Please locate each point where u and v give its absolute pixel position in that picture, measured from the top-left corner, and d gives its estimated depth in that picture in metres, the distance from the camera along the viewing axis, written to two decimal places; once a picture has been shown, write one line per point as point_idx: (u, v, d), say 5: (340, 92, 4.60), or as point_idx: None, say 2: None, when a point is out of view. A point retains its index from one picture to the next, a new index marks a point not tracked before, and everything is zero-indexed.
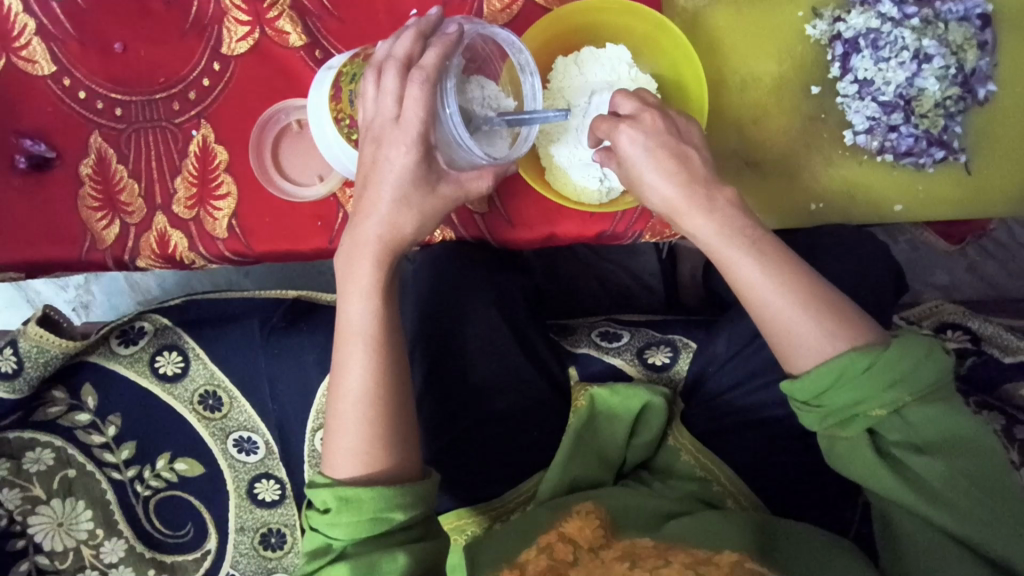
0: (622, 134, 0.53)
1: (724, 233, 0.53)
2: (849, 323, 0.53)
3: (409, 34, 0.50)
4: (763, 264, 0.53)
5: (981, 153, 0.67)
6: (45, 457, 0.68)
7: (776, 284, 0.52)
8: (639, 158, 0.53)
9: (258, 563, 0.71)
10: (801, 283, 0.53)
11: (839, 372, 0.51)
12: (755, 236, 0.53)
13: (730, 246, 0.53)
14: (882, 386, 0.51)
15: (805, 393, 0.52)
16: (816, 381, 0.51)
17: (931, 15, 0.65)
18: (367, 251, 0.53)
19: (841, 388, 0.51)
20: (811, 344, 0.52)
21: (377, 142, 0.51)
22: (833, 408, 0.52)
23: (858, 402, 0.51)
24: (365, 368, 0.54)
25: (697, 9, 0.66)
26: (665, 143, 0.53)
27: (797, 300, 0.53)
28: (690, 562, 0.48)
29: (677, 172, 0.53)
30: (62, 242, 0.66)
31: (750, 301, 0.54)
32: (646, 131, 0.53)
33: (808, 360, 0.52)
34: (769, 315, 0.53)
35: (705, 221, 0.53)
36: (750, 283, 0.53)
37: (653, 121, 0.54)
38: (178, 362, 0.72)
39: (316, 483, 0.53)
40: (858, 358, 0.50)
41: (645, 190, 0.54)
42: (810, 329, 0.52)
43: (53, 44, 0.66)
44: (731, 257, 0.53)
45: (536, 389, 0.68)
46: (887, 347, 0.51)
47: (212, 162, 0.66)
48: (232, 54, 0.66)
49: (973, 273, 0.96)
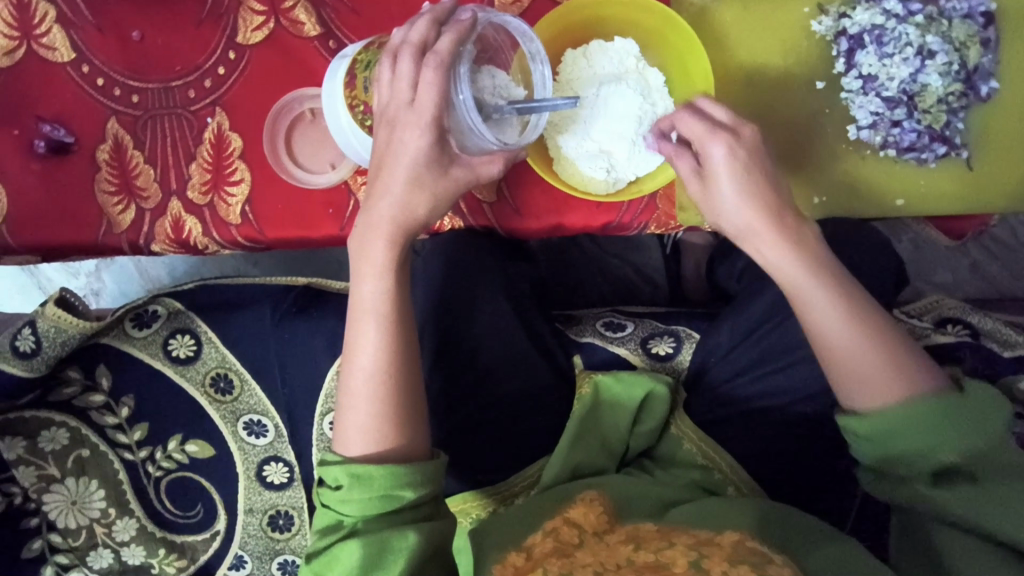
0: (718, 146, 0.54)
1: (808, 267, 0.55)
2: (918, 369, 0.54)
3: (423, 21, 0.51)
4: (839, 300, 0.55)
5: (982, 150, 0.68)
6: (59, 437, 0.70)
7: (851, 320, 0.54)
8: (727, 183, 0.55)
9: (266, 545, 0.73)
10: (876, 325, 0.55)
11: (915, 413, 0.52)
12: (833, 275, 0.56)
13: (811, 278, 0.55)
14: (954, 434, 0.51)
15: (870, 429, 0.53)
16: (887, 420, 0.52)
17: (935, 12, 0.66)
18: (381, 231, 0.55)
19: (911, 434, 0.52)
20: (878, 382, 0.54)
21: (392, 125, 0.52)
22: (899, 451, 0.52)
23: (926, 445, 0.51)
24: (378, 346, 0.55)
25: (705, 4, 0.67)
26: (756, 165, 0.55)
27: (872, 340, 0.54)
28: (693, 543, 0.50)
29: (766, 201, 0.55)
30: (80, 226, 0.68)
31: (820, 335, 0.56)
32: (744, 149, 0.55)
33: (877, 399, 0.54)
34: (841, 353, 0.54)
35: (790, 252, 0.55)
36: (824, 317, 0.55)
37: (753, 138, 0.55)
38: (191, 345, 0.73)
39: (327, 461, 0.55)
40: (935, 402, 0.52)
41: (724, 212, 0.56)
42: (883, 370, 0.54)
43: (72, 32, 0.67)
44: (811, 292, 0.55)
45: (542, 375, 0.69)
46: (964, 395, 0.52)
47: (226, 149, 0.68)
48: (247, 44, 0.67)
49: (976, 272, 0.97)
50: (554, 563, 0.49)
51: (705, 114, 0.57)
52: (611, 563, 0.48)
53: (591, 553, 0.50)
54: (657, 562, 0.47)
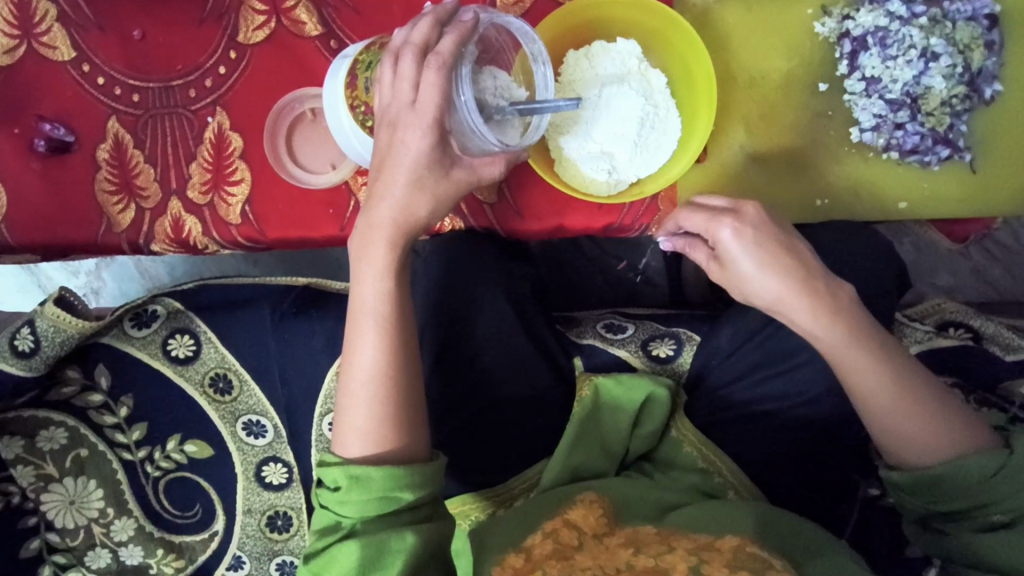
0: (726, 228, 0.54)
1: (846, 336, 0.54)
2: (964, 425, 0.54)
3: (425, 22, 0.51)
4: (882, 366, 0.54)
5: (985, 152, 0.68)
6: (58, 436, 0.69)
7: (895, 386, 0.54)
8: (746, 263, 0.54)
9: (265, 545, 0.72)
10: (919, 382, 0.55)
11: (961, 473, 0.53)
12: (874, 340, 0.55)
13: (852, 349, 0.54)
14: (1002, 492, 0.52)
15: (916, 487, 0.54)
16: (932, 479, 0.53)
17: (939, 14, 0.65)
18: (382, 232, 0.54)
19: (959, 492, 0.53)
20: (926, 444, 0.54)
21: (393, 126, 0.52)
22: (947, 506, 0.54)
23: (971, 502, 0.53)
24: (378, 348, 0.55)
25: (707, 5, 0.67)
26: (771, 239, 0.54)
27: (916, 401, 0.54)
28: (693, 547, 0.49)
29: (794, 273, 0.53)
30: (80, 225, 0.68)
31: (865, 402, 0.55)
32: (753, 225, 0.54)
33: (919, 457, 0.55)
34: (883, 416, 0.55)
35: (828, 322, 0.54)
36: (869, 385, 0.55)
37: (756, 213, 0.54)
38: (190, 345, 0.73)
39: (326, 462, 0.55)
40: (982, 463, 0.52)
41: (750, 286, 0.55)
42: (928, 430, 0.54)
43: (73, 30, 0.67)
44: (852, 359, 0.54)
45: (543, 376, 0.69)
46: (1013, 452, 0.52)
47: (226, 149, 0.67)
48: (248, 43, 0.67)
49: (977, 275, 0.97)
50: (554, 565, 0.49)
51: (700, 201, 0.56)
52: (611, 566, 0.48)
53: (591, 556, 0.50)
54: (657, 567, 0.47)
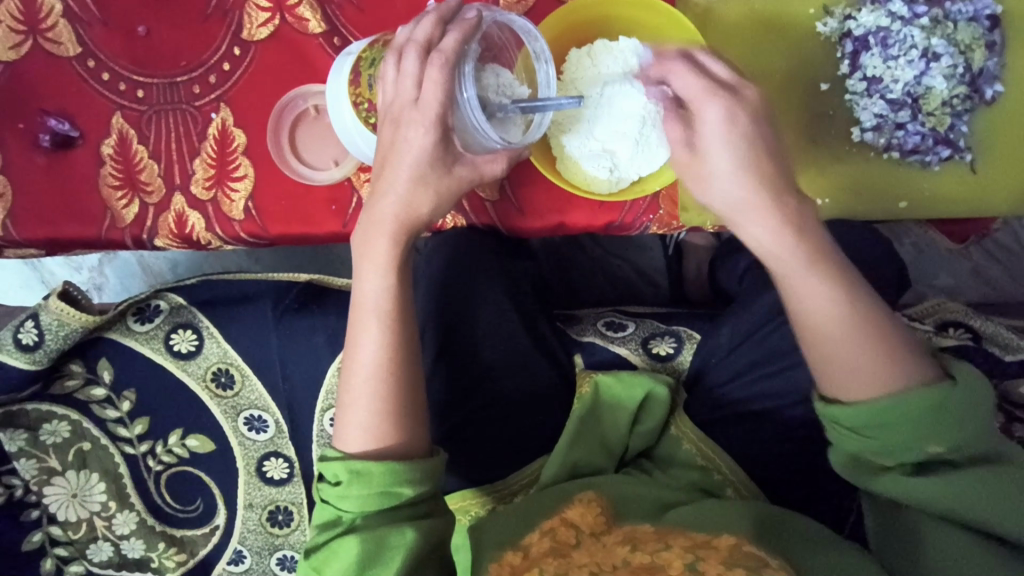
0: (715, 104, 0.51)
1: (804, 250, 0.52)
2: (910, 362, 0.52)
3: (428, 20, 0.52)
4: (833, 287, 0.53)
5: (986, 152, 0.68)
6: (61, 430, 0.70)
7: (844, 308, 0.52)
8: (719, 156, 0.51)
9: (266, 540, 0.73)
10: (868, 313, 0.53)
11: (900, 402, 0.50)
12: (831, 262, 0.53)
13: (805, 263, 0.52)
14: (942, 428, 0.50)
15: (855, 416, 0.52)
16: (873, 409, 0.51)
17: (941, 14, 0.65)
18: (384, 229, 0.55)
19: (899, 425, 0.51)
20: (867, 372, 0.52)
21: (396, 123, 0.52)
22: (885, 440, 0.51)
23: (914, 438, 0.51)
24: (380, 343, 0.55)
25: (710, 4, 0.67)
26: (754, 131, 0.51)
27: (863, 330, 0.52)
28: (689, 546, 0.49)
29: (761, 174, 0.51)
30: (83, 220, 0.68)
31: (810, 323, 0.53)
32: (743, 109, 0.51)
33: (859, 386, 0.52)
34: (829, 342, 0.53)
35: (784, 232, 0.52)
36: (816, 304, 0.53)
37: (753, 99, 0.51)
38: (193, 340, 0.73)
39: (327, 456, 0.55)
40: (925, 393, 0.50)
41: (711, 180, 0.52)
42: (871, 359, 0.52)
43: (78, 26, 0.68)
44: (800, 278, 0.53)
45: (543, 374, 0.69)
46: (957, 385, 0.50)
47: (229, 145, 0.68)
48: (252, 40, 0.68)
49: (977, 276, 0.97)
50: (551, 563, 0.49)
51: (700, 65, 0.52)
52: (608, 563, 0.48)
53: (588, 553, 0.50)
54: (653, 564, 0.47)
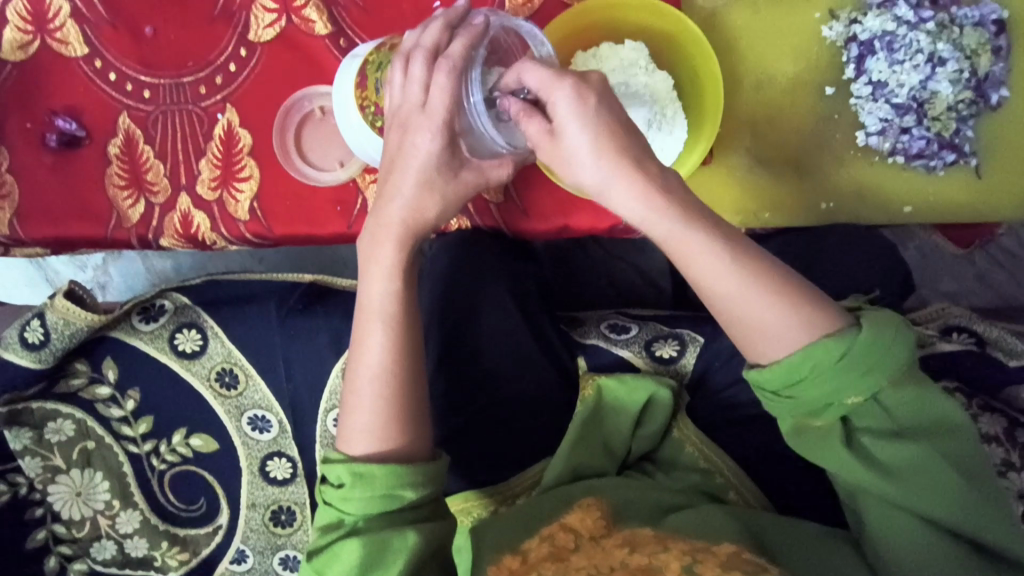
0: (565, 91, 0.47)
1: (680, 214, 0.48)
2: (816, 308, 0.48)
3: (436, 25, 0.52)
4: (721, 249, 0.48)
5: (992, 157, 0.67)
6: (66, 429, 0.71)
7: (735, 270, 0.48)
8: (575, 132, 0.48)
9: (268, 540, 0.73)
10: (768, 264, 0.48)
11: (811, 359, 0.46)
12: (713, 222, 0.49)
13: (687, 232, 0.48)
14: (857, 374, 0.46)
15: (777, 383, 0.47)
16: (787, 370, 0.47)
17: (947, 19, 0.65)
18: (390, 233, 0.54)
19: (817, 380, 0.46)
20: (776, 331, 0.47)
21: (404, 128, 0.53)
22: (809, 400, 0.47)
23: (836, 392, 0.47)
24: (383, 346, 0.55)
25: (715, 8, 0.68)
26: (610, 109, 0.48)
27: (763, 284, 0.48)
28: (688, 549, 0.49)
29: (620, 144, 0.48)
30: (90, 219, 0.69)
31: (709, 293, 0.49)
32: (594, 96, 0.48)
33: (772, 347, 0.48)
34: (733, 304, 0.48)
35: (663, 198, 0.48)
36: (708, 273, 0.48)
37: (601, 83, 0.49)
38: (197, 339, 0.73)
39: (331, 458, 0.55)
40: (833, 345, 0.46)
41: (574, 160, 0.49)
42: (779, 314, 0.47)
43: (86, 27, 0.68)
44: (692, 243, 0.48)
45: (548, 376, 0.69)
46: (861, 329, 0.46)
47: (235, 146, 0.68)
48: (259, 41, 0.68)
49: (982, 281, 0.96)
50: (549, 567, 0.50)
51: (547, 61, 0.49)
52: (606, 565, 0.48)
53: (586, 557, 0.50)
54: (650, 565, 0.47)
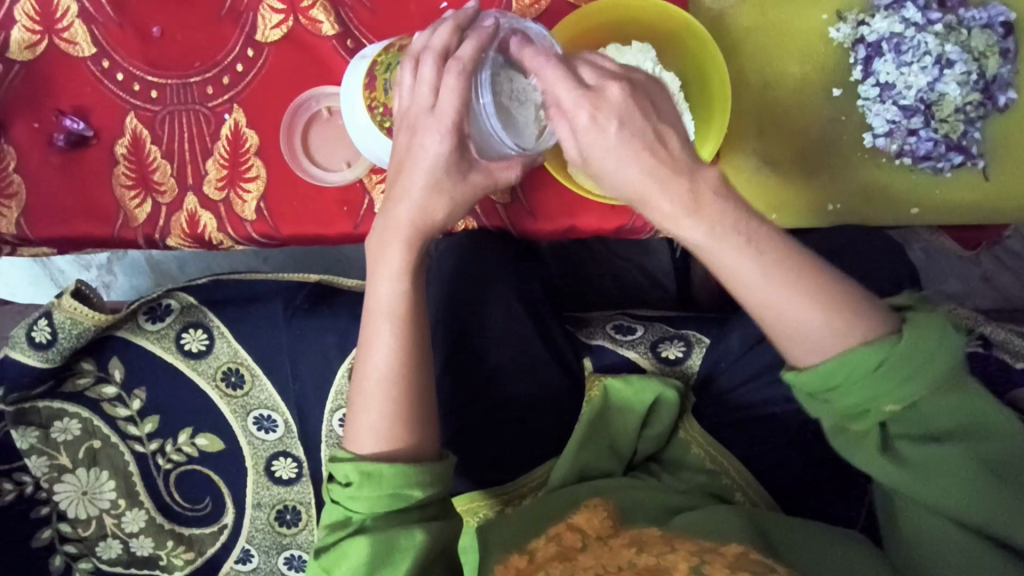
0: (586, 114, 0.46)
1: (716, 226, 0.46)
2: (854, 310, 0.48)
3: (446, 27, 0.52)
4: (759, 261, 0.47)
5: (1000, 158, 0.67)
6: (72, 428, 0.71)
7: (774, 280, 0.47)
8: (604, 156, 0.47)
9: (273, 539, 0.73)
10: (802, 270, 0.47)
11: (848, 368, 0.46)
12: (751, 230, 0.47)
13: (723, 245, 0.47)
14: (895, 382, 0.46)
15: (815, 388, 0.48)
16: (827, 377, 0.47)
17: (955, 21, 0.65)
18: (400, 234, 0.55)
19: (856, 387, 0.47)
20: (814, 337, 0.47)
21: (412, 130, 0.53)
22: (848, 404, 0.48)
23: (873, 399, 0.47)
24: (391, 346, 0.55)
25: (722, 9, 0.68)
26: (639, 124, 0.47)
27: (800, 290, 0.47)
28: (696, 549, 0.49)
29: (651, 159, 0.46)
30: (97, 219, 0.69)
31: (747, 300, 0.48)
32: (615, 113, 0.46)
33: (808, 351, 0.48)
34: (770, 311, 0.48)
35: (698, 210, 0.46)
36: (746, 282, 0.47)
37: (621, 95, 0.47)
38: (203, 339, 0.73)
39: (338, 457, 0.55)
40: (870, 353, 0.46)
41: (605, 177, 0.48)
42: (813, 322, 0.47)
43: (94, 27, 0.68)
44: (725, 258, 0.47)
45: (553, 377, 0.69)
46: (902, 337, 0.47)
47: (242, 146, 0.68)
48: (266, 42, 0.68)
49: (987, 282, 0.96)
50: (556, 566, 0.49)
51: (569, 71, 0.47)
52: (613, 565, 0.48)
53: (593, 556, 0.50)
54: (658, 565, 0.47)
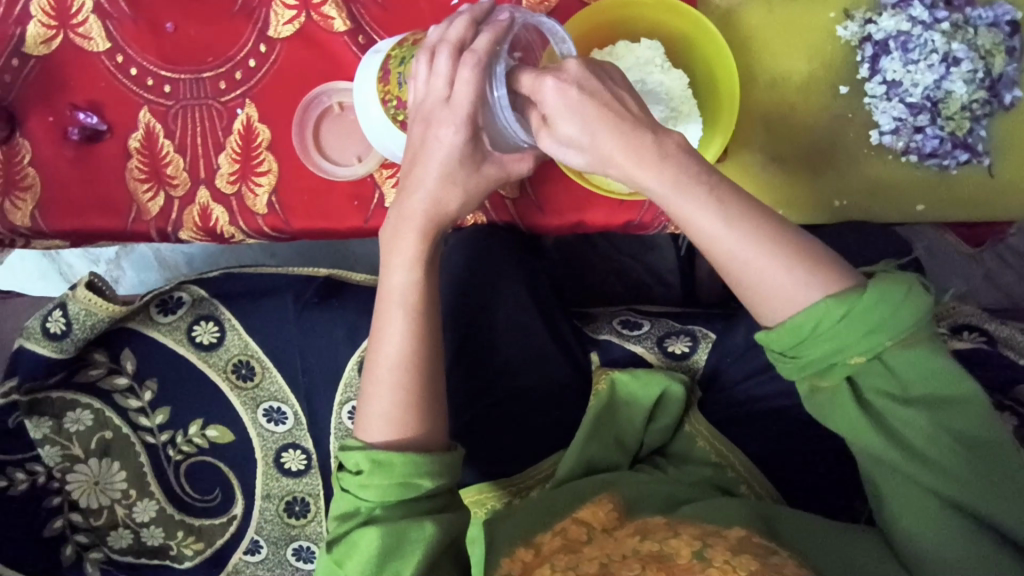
0: (547, 85, 0.49)
1: (678, 178, 0.49)
2: (820, 267, 0.49)
3: (462, 20, 0.53)
4: (721, 212, 0.49)
5: (1006, 156, 0.68)
6: (84, 418, 0.72)
7: (736, 232, 0.49)
8: (565, 124, 0.49)
9: (282, 530, 0.74)
10: (761, 223, 0.49)
11: (810, 320, 0.47)
12: (714, 185, 0.49)
13: (684, 196, 0.49)
14: (859, 333, 0.47)
15: (781, 343, 0.49)
16: (792, 331, 0.48)
17: (961, 20, 0.66)
18: (413, 224, 0.56)
19: (819, 339, 0.48)
20: (777, 291, 0.49)
21: (427, 121, 0.54)
22: (814, 357, 0.49)
23: (837, 350, 0.48)
24: (404, 335, 0.56)
25: (730, 7, 0.68)
26: (595, 91, 0.49)
27: (765, 245, 0.49)
28: (698, 533, 0.50)
29: (611, 118, 0.49)
30: (110, 212, 0.70)
31: (713, 255, 0.50)
32: (576, 82, 0.49)
33: (774, 307, 0.49)
34: (736, 265, 0.49)
35: (658, 164, 0.49)
36: (708, 235, 0.49)
37: (580, 68, 0.50)
38: (214, 332, 0.74)
39: (349, 446, 0.56)
40: (832, 305, 0.47)
41: (565, 147, 0.51)
42: (779, 275, 0.48)
43: (108, 22, 0.69)
44: (689, 211, 0.49)
45: (560, 371, 0.70)
46: (865, 290, 0.47)
47: (254, 141, 0.69)
48: (278, 38, 0.69)
49: (990, 280, 0.97)
50: (561, 558, 0.50)
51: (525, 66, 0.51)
52: (617, 554, 0.49)
53: (599, 547, 0.51)
54: (661, 552, 0.48)
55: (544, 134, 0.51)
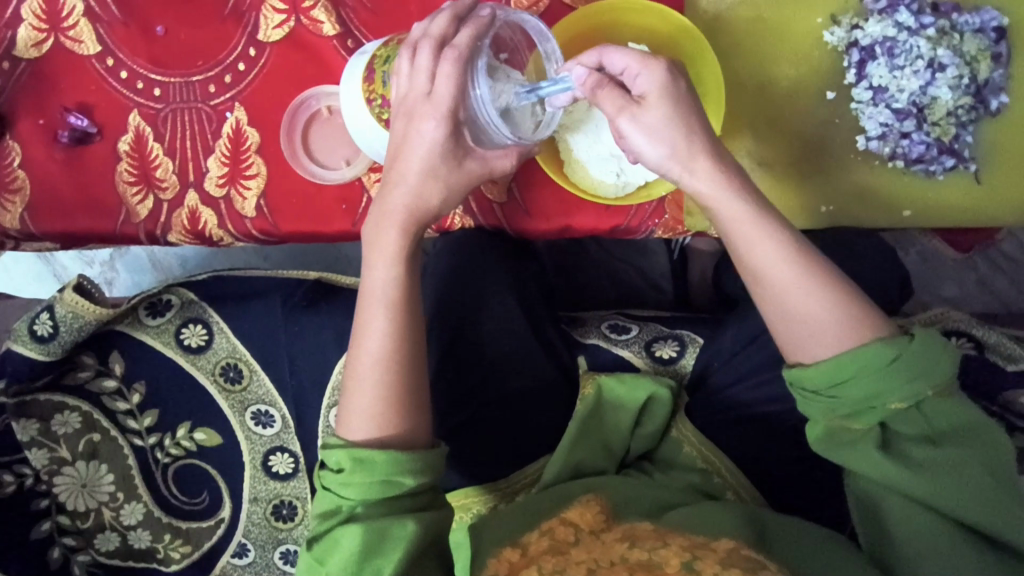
0: (659, 66, 0.52)
1: (750, 204, 0.52)
2: (864, 314, 0.52)
3: (444, 16, 0.53)
4: (783, 244, 0.52)
5: (992, 163, 0.68)
6: (72, 421, 0.71)
7: (793, 266, 0.52)
8: (653, 112, 0.51)
9: (270, 533, 0.73)
10: (819, 260, 0.53)
11: (858, 359, 0.50)
12: (778, 220, 0.53)
13: (754, 221, 0.52)
14: (903, 379, 0.50)
15: (821, 382, 0.51)
16: (836, 370, 0.50)
17: (947, 25, 0.66)
18: (394, 220, 0.56)
19: (862, 380, 0.50)
20: (824, 329, 0.51)
21: (409, 117, 0.54)
22: (853, 398, 0.50)
23: (878, 394, 0.50)
24: (386, 330, 0.56)
25: (719, 11, 0.68)
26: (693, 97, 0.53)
27: (816, 283, 0.52)
28: (687, 544, 0.50)
29: (698, 127, 0.52)
30: (100, 214, 0.70)
31: (768, 285, 0.52)
32: (682, 75, 0.53)
33: (818, 343, 0.52)
34: (786, 297, 0.52)
35: (737, 186, 0.52)
36: (768, 264, 0.52)
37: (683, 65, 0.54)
38: (203, 335, 0.74)
39: (330, 444, 0.55)
40: (882, 348, 0.49)
41: (635, 133, 0.52)
42: (829, 311, 0.51)
43: (98, 25, 0.69)
44: (752, 239, 0.52)
45: (547, 375, 0.70)
46: (913, 339, 0.50)
47: (243, 144, 0.69)
48: (268, 41, 0.69)
49: (982, 286, 0.96)
50: (549, 560, 0.50)
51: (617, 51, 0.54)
52: (606, 559, 0.48)
53: (586, 550, 0.50)
54: (650, 561, 0.47)
55: (625, 115, 0.52)
